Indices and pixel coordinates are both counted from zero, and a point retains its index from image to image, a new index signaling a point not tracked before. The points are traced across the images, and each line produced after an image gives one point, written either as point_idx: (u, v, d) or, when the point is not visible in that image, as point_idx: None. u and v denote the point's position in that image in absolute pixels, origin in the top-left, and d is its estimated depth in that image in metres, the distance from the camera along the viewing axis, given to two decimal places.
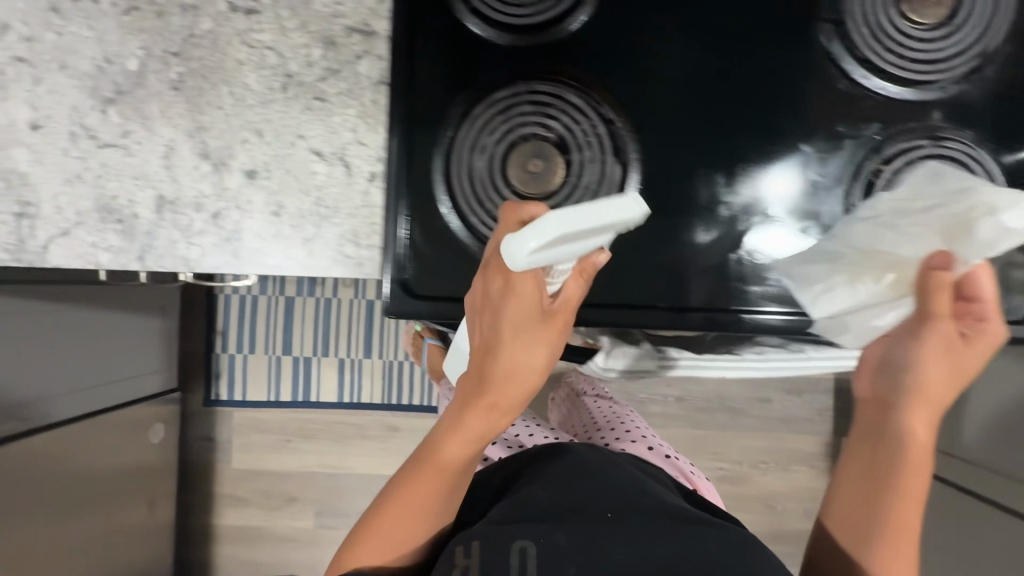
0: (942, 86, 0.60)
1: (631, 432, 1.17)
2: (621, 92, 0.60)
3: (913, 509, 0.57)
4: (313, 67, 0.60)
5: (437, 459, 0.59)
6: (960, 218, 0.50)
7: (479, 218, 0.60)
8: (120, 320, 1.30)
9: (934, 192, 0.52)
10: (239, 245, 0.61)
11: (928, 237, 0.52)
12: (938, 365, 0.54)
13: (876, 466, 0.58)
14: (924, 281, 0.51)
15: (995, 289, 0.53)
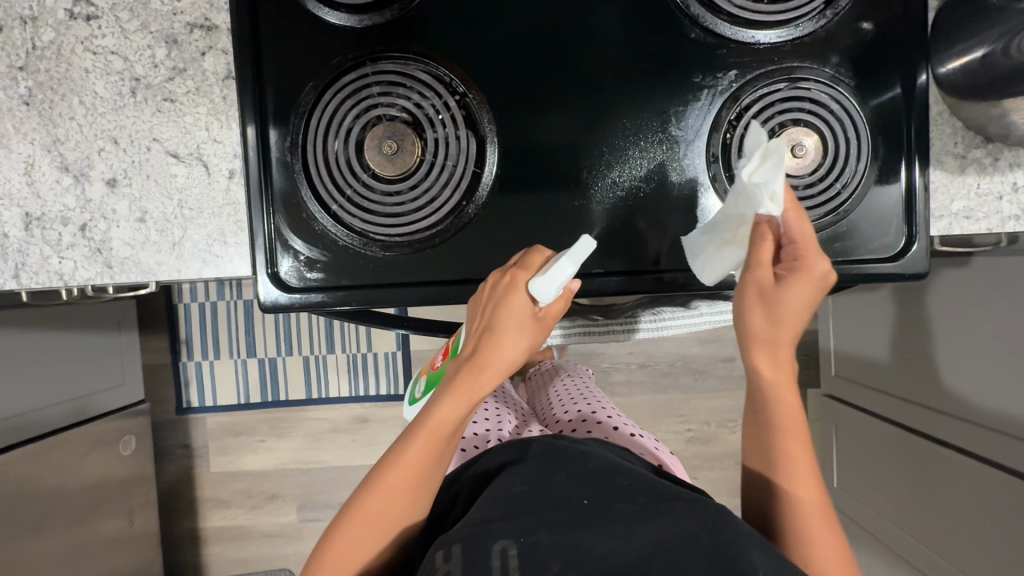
0: (797, 25, 0.58)
1: (597, 413, 1.10)
2: (472, 64, 0.59)
3: (801, 444, 0.55)
4: (158, 69, 0.59)
5: (432, 426, 0.55)
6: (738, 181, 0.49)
7: (340, 205, 0.60)
8: (73, 339, 1.32)
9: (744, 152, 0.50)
10: (111, 255, 0.61)
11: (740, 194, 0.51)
12: (773, 313, 0.52)
13: (756, 413, 0.56)
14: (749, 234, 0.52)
15: (809, 228, 0.50)
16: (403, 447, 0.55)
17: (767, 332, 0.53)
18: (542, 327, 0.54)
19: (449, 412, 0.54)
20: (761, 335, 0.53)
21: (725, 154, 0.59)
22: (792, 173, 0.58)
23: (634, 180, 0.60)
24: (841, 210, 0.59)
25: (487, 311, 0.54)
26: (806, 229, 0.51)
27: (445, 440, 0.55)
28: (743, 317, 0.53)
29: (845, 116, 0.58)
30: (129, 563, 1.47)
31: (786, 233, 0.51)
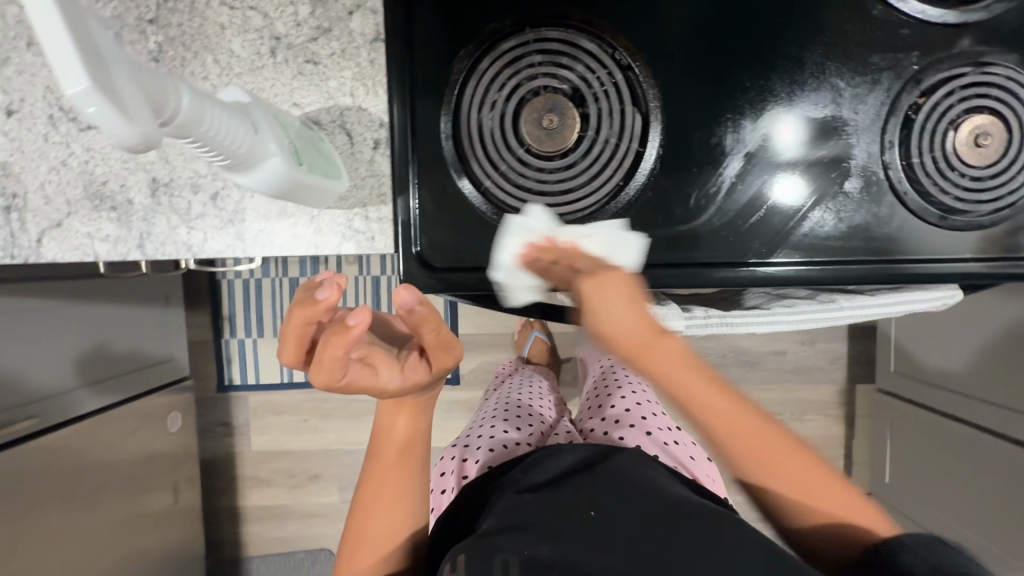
0: (986, 4, 0.54)
1: (629, 413, 0.95)
2: (640, 34, 0.55)
3: (727, 403, 0.52)
4: (301, 27, 0.55)
5: (391, 443, 0.58)
6: (505, 268, 0.57)
7: (493, 182, 0.56)
8: (121, 312, 1.27)
9: (538, 224, 0.56)
10: (243, 226, 0.57)
11: (513, 242, 0.56)
12: (609, 336, 0.52)
13: (699, 400, 0.52)
14: (536, 263, 0.56)
15: (547, 254, 0.56)
16: (379, 465, 0.59)
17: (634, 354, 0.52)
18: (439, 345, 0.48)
19: (408, 422, 0.57)
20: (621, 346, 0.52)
21: (901, 142, 0.56)
22: (970, 163, 0.55)
23: (774, 171, 0.57)
24: (1017, 204, 0.56)
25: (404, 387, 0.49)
26: (558, 270, 0.56)
27: (406, 446, 0.58)
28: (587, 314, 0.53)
29: None
30: (174, 540, 1.45)
31: (546, 270, 0.56)
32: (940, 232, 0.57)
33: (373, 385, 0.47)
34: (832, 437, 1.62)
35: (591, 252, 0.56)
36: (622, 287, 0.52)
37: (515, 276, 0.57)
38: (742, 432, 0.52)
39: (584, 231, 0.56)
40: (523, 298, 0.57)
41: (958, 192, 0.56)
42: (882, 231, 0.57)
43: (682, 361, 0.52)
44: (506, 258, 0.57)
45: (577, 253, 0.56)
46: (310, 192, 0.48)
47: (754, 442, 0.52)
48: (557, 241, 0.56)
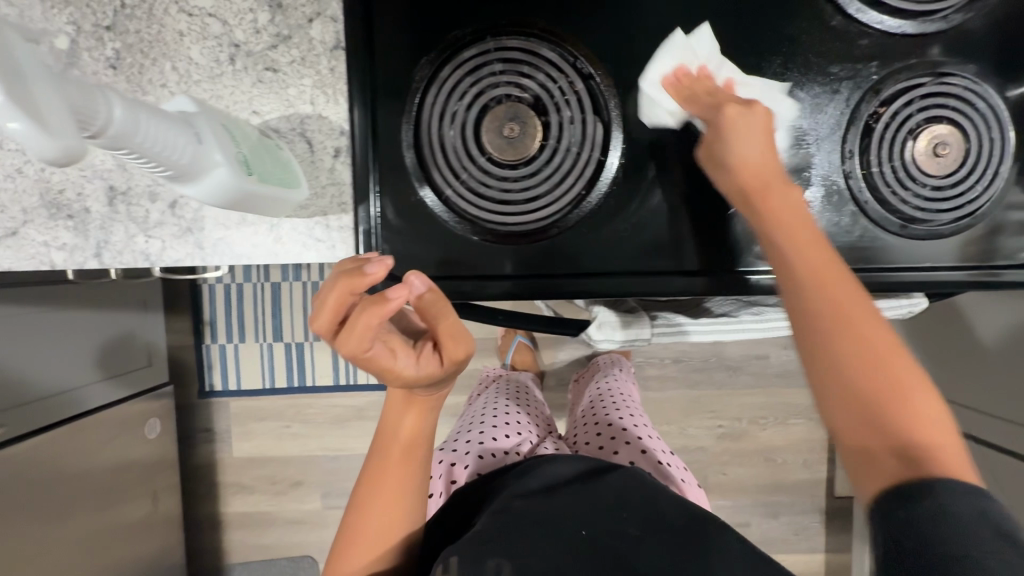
0: (944, 16, 0.55)
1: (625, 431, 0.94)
2: (602, 44, 0.55)
3: (846, 283, 0.44)
4: (261, 35, 0.55)
5: (398, 441, 0.58)
6: (648, 88, 0.54)
7: (455, 190, 0.56)
8: (97, 318, 1.26)
9: (695, 55, 0.54)
10: (202, 235, 0.56)
11: (665, 63, 0.54)
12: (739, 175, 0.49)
13: (805, 259, 0.45)
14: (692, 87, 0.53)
15: (713, 89, 0.53)
16: (384, 462, 0.58)
17: (750, 190, 0.48)
18: (449, 338, 0.46)
19: (415, 422, 0.57)
20: (742, 181, 0.49)
21: (862, 151, 0.56)
22: (930, 173, 0.55)
23: None
24: (979, 213, 0.56)
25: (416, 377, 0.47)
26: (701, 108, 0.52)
27: (411, 446, 0.58)
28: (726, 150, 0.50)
29: (991, 116, 0.55)
30: (152, 549, 1.44)
31: (713, 96, 0.53)
32: (901, 242, 0.57)
33: (388, 370, 0.45)
34: (815, 441, 1.62)
35: (745, 98, 0.54)
36: (760, 124, 0.49)
37: (658, 95, 0.54)
38: (856, 321, 0.43)
39: (746, 79, 0.55)
40: (640, 172, 0.56)
41: (919, 201, 0.56)
42: (844, 240, 0.57)
43: (795, 218, 0.47)
44: (655, 74, 0.54)
45: (730, 93, 0.54)
46: (269, 198, 0.48)
47: (862, 323, 0.42)
48: (711, 74, 0.54)
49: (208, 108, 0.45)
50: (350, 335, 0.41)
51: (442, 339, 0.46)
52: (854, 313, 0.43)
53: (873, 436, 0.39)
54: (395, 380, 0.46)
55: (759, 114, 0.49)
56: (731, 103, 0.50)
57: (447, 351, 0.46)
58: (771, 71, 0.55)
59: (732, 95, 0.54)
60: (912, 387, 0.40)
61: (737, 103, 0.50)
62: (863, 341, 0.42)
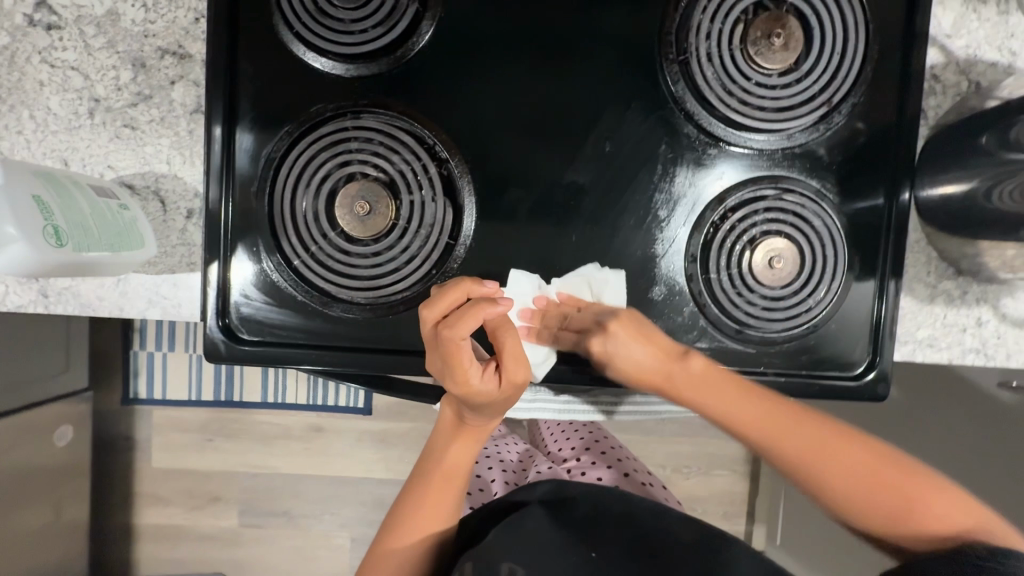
0: (789, 134, 0.57)
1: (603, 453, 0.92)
2: (460, 132, 0.57)
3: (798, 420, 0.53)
4: (122, 92, 0.55)
5: (440, 465, 0.58)
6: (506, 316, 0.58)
7: (303, 260, 0.56)
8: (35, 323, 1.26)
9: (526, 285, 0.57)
10: (47, 283, 0.56)
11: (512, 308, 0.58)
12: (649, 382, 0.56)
13: (772, 436, 0.53)
14: (542, 326, 0.58)
15: (563, 308, 0.57)
16: (425, 483, 0.59)
17: (662, 388, 0.55)
18: (514, 367, 0.50)
19: (460, 451, 0.58)
20: (648, 382, 0.56)
21: (703, 255, 0.58)
22: (766, 283, 0.57)
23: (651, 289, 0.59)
24: (811, 323, 0.58)
25: (479, 389, 0.49)
26: (562, 329, 0.58)
27: (452, 474, 0.58)
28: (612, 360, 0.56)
29: (826, 233, 0.57)
30: (53, 557, 1.40)
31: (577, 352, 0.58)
32: (735, 345, 0.59)
33: (462, 373, 0.48)
34: (735, 494, 1.64)
35: (587, 298, 0.57)
36: (629, 328, 0.55)
37: (527, 348, 0.58)
38: (814, 452, 0.52)
39: (571, 283, 0.58)
40: (541, 367, 0.59)
41: (754, 309, 0.58)
42: (680, 339, 0.59)
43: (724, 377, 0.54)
44: (513, 314, 0.57)
45: (576, 304, 0.57)
46: (104, 262, 0.49)
47: (841, 458, 0.52)
48: (547, 298, 0.58)
49: (20, 170, 0.44)
50: (457, 321, 0.46)
51: (508, 362, 0.50)
52: (788, 439, 0.53)
53: (889, 529, 0.51)
54: (461, 394, 0.50)
55: (619, 330, 0.55)
56: (593, 338, 0.56)
57: (510, 372, 0.50)
58: (583, 263, 0.58)
59: (575, 303, 0.57)
60: (934, 502, 0.50)
61: (597, 336, 0.56)
62: (874, 480, 0.51)
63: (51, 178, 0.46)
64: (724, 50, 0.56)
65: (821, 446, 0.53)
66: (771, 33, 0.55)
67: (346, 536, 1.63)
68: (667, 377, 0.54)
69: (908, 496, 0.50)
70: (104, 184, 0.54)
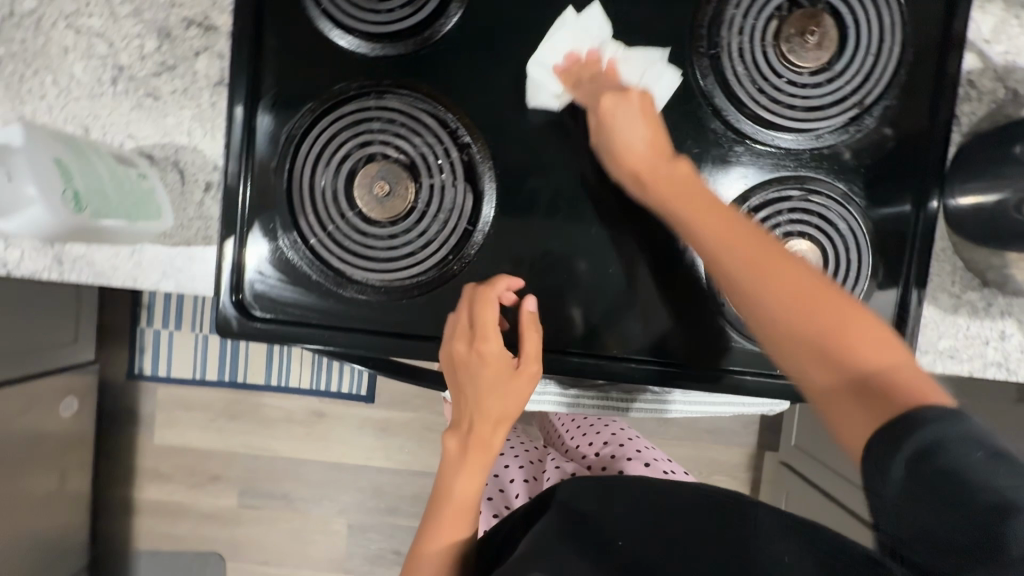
0: (818, 135, 0.56)
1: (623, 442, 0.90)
2: (484, 117, 0.57)
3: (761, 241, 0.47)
4: (145, 61, 0.55)
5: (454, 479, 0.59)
6: (540, 58, 0.56)
7: (319, 239, 0.56)
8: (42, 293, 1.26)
9: (579, 27, 0.56)
10: (63, 250, 0.56)
11: (554, 48, 0.56)
12: (625, 163, 0.53)
13: (728, 246, 0.47)
14: (580, 64, 0.56)
15: (594, 74, 0.55)
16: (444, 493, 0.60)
17: (642, 177, 0.52)
18: (528, 355, 0.56)
19: (475, 460, 0.58)
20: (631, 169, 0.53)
21: None
22: None
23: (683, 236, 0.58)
24: None
25: (492, 369, 0.55)
26: (596, 83, 0.55)
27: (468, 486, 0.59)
28: (608, 139, 0.54)
29: (851, 237, 0.56)
30: (53, 528, 1.41)
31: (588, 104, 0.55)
32: (751, 347, 0.58)
33: (480, 353, 0.55)
34: None
35: (627, 79, 0.56)
36: (639, 109, 0.53)
37: (546, 83, 0.56)
38: (787, 284, 0.44)
39: (625, 55, 0.56)
40: (550, 104, 0.56)
41: None
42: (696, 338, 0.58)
43: (686, 194, 0.50)
44: (550, 54, 0.56)
45: (613, 77, 0.56)
46: (118, 231, 0.49)
47: (801, 287, 0.44)
48: (598, 58, 0.56)
49: (42, 134, 0.44)
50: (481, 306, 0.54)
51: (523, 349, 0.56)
52: (760, 264, 0.45)
53: (822, 368, 0.42)
54: (479, 376, 0.55)
55: (636, 102, 0.53)
56: (608, 97, 0.53)
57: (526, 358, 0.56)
58: (651, 47, 0.56)
59: (616, 77, 0.55)
60: (880, 352, 0.41)
61: (615, 95, 0.53)
62: (818, 316, 0.43)
63: (72, 144, 0.46)
64: (756, 46, 0.55)
65: (779, 271, 0.45)
66: (805, 31, 0.54)
67: (343, 522, 1.63)
68: (645, 170, 0.52)
69: (861, 350, 0.41)
70: (124, 153, 0.53)
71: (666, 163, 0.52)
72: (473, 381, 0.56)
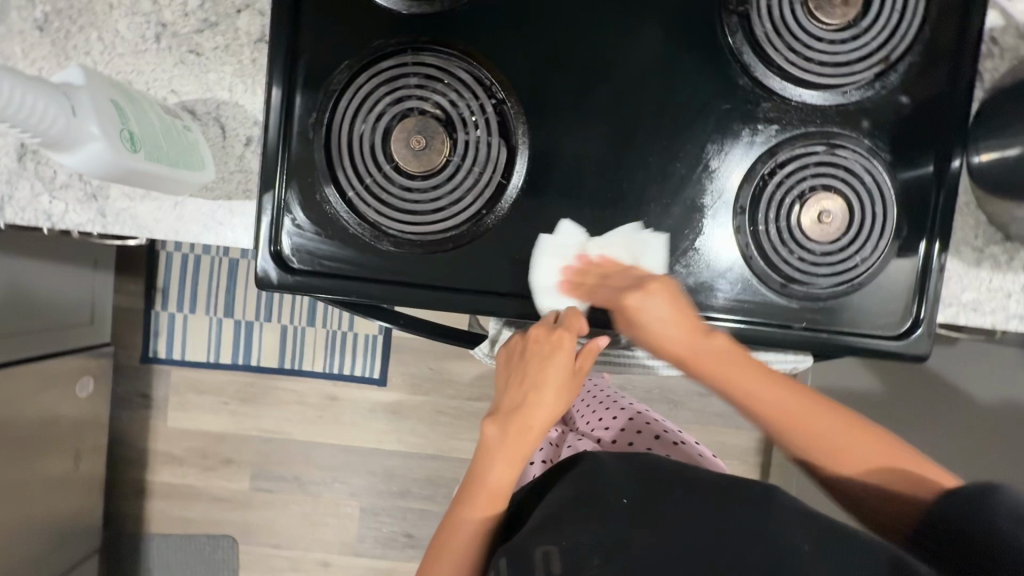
0: (844, 91, 0.57)
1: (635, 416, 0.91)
2: (518, 74, 0.58)
3: (793, 398, 0.58)
4: (189, 18, 0.56)
5: (486, 479, 0.60)
6: (549, 246, 0.59)
7: (356, 192, 0.57)
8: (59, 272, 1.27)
9: (573, 227, 0.59)
10: (107, 203, 0.57)
11: (555, 257, 0.59)
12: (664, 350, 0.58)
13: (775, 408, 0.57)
14: (581, 269, 0.59)
15: (595, 276, 0.59)
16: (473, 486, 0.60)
17: (683, 360, 0.57)
18: (581, 372, 0.61)
19: (512, 458, 0.60)
20: (675, 357, 0.58)
21: (752, 208, 0.59)
22: (814, 238, 0.58)
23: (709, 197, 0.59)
24: (856, 281, 0.59)
25: (549, 373, 0.59)
26: (603, 291, 0.59)
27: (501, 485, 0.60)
28: (637, 329, 0.57)
29: (877, 190, 0.57)
30: (68, 507, 1.42)
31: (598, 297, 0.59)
32: (776, 298, 0.60)
33: (546, 356, 0.59)
34: None
35: (623, 260, 0.59)
36: (668, 304, 0.56)
37: (553, 296, 0.59)
38: (815, 432, 0.57)
39: (609, 241, 0.59)
40: (559, 311, 0.60)
41: (803, 263, 0.58)
42: (724, 290, 0.60)
43: (731, 361, 0.57)
44: (544, 278, 0.59)
45: (610, 267, 0.59)
46: (168, 181, 0.51)
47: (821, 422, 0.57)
48: (589, 259, 0.59)
49: (100, 79, 0.45)
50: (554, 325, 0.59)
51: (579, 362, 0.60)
52: (785, 411, 0.57)
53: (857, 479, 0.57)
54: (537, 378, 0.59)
55: (659, 294, 0.56)
56: (631, 291, 0.57)
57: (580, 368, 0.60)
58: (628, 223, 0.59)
59: (615, 268, 0.59)
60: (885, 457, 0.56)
61: (638, 290, 0.56)
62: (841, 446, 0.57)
63: (127, 91, 0.47)
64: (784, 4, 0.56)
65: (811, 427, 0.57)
66: None
67: (355, 505, 1.64)
68: (691, 358, 0.57)
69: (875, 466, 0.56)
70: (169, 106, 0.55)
71: (704, 340, 0.57)
72: (532, 382, 0.60)
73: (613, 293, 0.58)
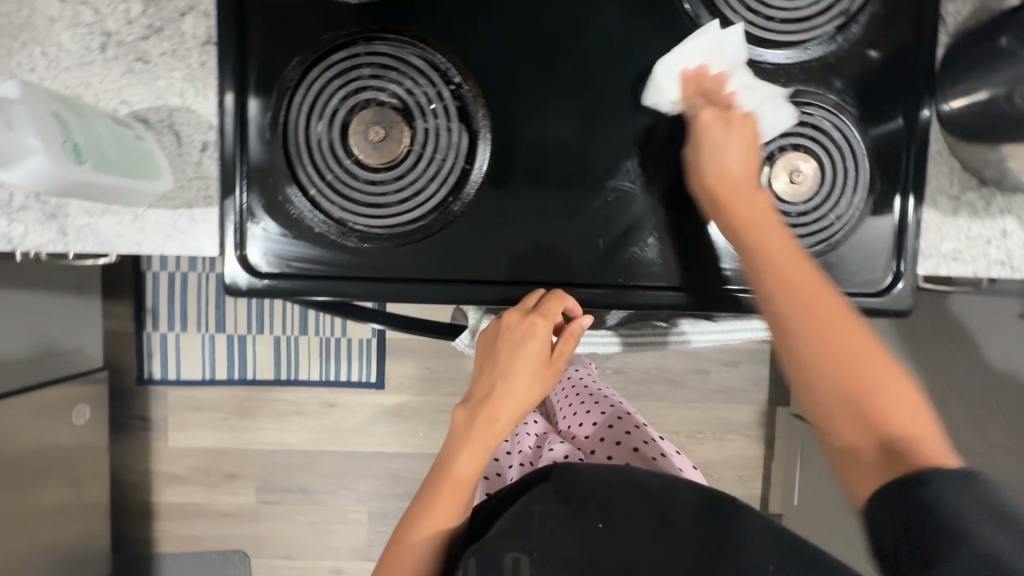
0: (806, 47, 0.56)
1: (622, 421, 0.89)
2: (473, 57, 0.57)
3: (835, 311, 0.49)
4: (132, 26, 0.55)
5: (453, 473, 0.58)
6: (678, 53, 0.56)
7: (318, 190, 0.56)
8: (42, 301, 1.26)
9: (708, 42, 0.55)
10: (66, 221, 0.56)
11: (688, 55, 0.56)
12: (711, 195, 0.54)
13: (802, 302, 0.50)
14: (698, 81, 0.56)
15: (699, 94, 0.56)
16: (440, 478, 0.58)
17: (729, 205, 0.53)
18: (556, 365, 0.58)
19: (479, 450, 0.57)
20: (719, 201, 0.54)
21: None
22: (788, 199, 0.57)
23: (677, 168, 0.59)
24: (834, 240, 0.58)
25: (516, 362, 0.56)
26: (695, 108, 0.56)
27: (468, 478, 0.58)
28: (698, 162, 0.55)
29: (847, 146, 0.57)
30: (74, 535, 1.42)
31: (690, 112, 0.56)
32: None
33: (518, 342, 0.56)
34: (750, 458, 1.62)
35: (736, 94, 0.56)
36: (742, 134, 0.54)
37: (668, 81, 0.56)
38: (842, 353, 0.48)
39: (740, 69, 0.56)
40: (659, 101, 0.56)
41: None
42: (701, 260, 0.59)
43: (774, 241, 0.52)
44: (667, 68, 0.56)
45: (719, 91, 0.56)
46: (122, 192, 0.50)
47: (842, 344, 0.48)
48: (716, 77, 0.56)
49: (40, 92, 0.44)
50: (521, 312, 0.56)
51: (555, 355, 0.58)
52: (804, 304, 0.50)
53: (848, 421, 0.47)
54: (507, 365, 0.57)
55: (744, 124, 0.54)
56: (720, 116, 0.54)
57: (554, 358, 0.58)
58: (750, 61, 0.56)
59: (725, 93, 0.56)
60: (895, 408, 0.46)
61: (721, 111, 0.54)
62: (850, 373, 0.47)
63: (70, 103, 0.46)
64: None
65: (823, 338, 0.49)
66: None
67: (362, 510, 1.64)
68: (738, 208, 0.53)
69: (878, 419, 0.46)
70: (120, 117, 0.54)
71: (759, 202, 0.53)
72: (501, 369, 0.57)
73: (703, 112, 0.55)
